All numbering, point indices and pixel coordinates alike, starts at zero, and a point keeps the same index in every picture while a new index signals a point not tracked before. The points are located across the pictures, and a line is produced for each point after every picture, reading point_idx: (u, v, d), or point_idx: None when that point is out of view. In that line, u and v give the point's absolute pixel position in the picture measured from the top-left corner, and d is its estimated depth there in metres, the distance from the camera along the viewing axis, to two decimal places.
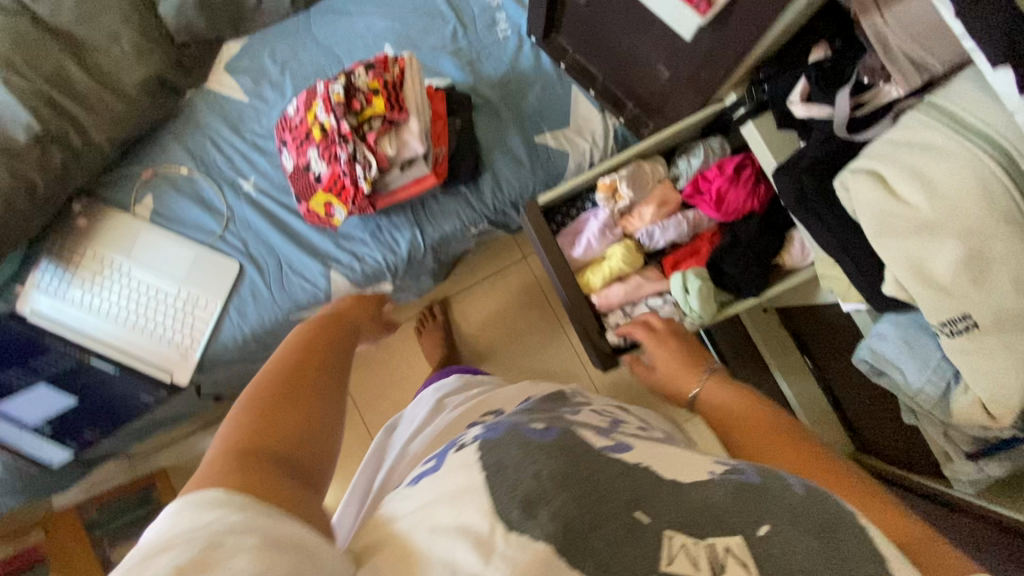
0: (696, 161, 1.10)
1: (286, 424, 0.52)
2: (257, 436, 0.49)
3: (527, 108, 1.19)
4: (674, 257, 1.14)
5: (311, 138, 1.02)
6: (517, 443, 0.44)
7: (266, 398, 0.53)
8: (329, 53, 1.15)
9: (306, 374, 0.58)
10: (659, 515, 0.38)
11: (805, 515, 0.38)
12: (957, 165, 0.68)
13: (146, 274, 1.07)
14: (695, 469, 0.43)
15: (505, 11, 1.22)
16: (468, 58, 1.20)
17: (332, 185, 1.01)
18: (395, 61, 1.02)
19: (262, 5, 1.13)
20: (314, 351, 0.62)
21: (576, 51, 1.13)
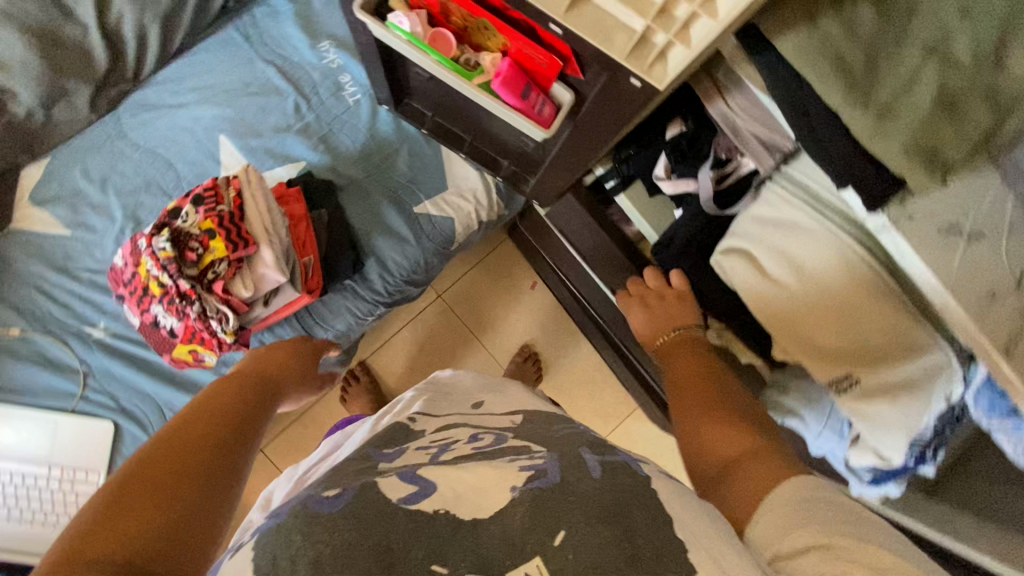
0: None
1: (171, 515, 0.38)
2: (129, 531, 0.35)
3: (398, 178, 1.00)
4: None
5: (144, 294, 0.75)
6: (301, 523, 0.38)
7: (157, 460, 0.41)
8: (155, 159, 0.95)
9: (199, 445, 0.44)
10: (456, 567, 0.35)
11: (596, 503, 0.40)
12: (818, 244, 0.61)
13: (4, 461, 0.91)
14: (498, 490, 0.42)
15: (349, 71, 0.99)
16: (320, 133, 0.98)
17: (192, 340, 0.77)
18: (228, 185, 0.76)
19: (51, 117, 0.90)
20: (212, 419, 0.48)
21: (437, 114, 0.93)
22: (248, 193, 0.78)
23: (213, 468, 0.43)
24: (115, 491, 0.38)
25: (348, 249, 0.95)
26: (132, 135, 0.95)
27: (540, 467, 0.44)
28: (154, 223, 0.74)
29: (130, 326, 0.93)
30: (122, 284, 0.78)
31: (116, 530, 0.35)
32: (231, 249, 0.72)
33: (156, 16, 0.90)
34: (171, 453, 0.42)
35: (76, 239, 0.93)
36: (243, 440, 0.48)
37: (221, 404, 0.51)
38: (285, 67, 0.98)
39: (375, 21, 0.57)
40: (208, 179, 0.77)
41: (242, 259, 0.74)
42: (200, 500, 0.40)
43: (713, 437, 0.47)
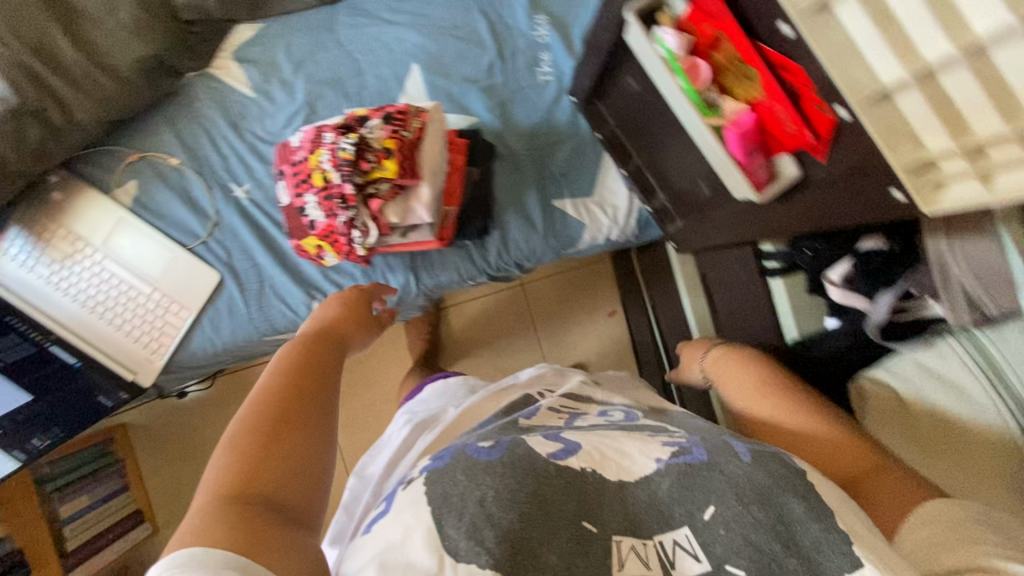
0: None
1: (279, 467, 0.51)
2: (249, 478, 0.49)
3: (553, 168, 1.00)
4: None
5: (305, 180, 0.79)
6: (462, 469, 0.50)
7: (263, 414, 0.53)
8: (350, 62, 0.99)
9: (287, 406, 0.55)
10: (605, 525, 0.47)
11: (747, 488, 0.48)
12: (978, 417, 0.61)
13: (118, 268, 0.98)
14: (645, 457, 0.54)
15: (551, 51, 1.00)
16: (501, 98, 1.00)
17: (327, 238, 0.81)
18: (417, 116, 0.78)
19: None
20: (295, 377, 0.58)
21: (618, 126, 0.91)
22: (429, 129, 0.80)
23: (302, 423, 0.54)
24: (234, 449, 0.51)
25: (481, 215, 0.98)
26: (340, 33, 0.99)
27: (686, 446, 0.55)
28: (342, 123, 0.77)
29: (266, 199, 0.98)
30: (289, 163, 0.83)
31: (246, 477, 0.49)
32: (399, 175, 0.75)
33: None
34: (267, 415, 0.53)
35: (255, 104, 0.99)
36: (322, 388, 0.59)
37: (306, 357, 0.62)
38: (496, 25, 1.00)
39: (642, 26, 0.57)
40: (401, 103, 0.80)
41: (403, 188, 0.77)
42: (295, 450, 0.52)
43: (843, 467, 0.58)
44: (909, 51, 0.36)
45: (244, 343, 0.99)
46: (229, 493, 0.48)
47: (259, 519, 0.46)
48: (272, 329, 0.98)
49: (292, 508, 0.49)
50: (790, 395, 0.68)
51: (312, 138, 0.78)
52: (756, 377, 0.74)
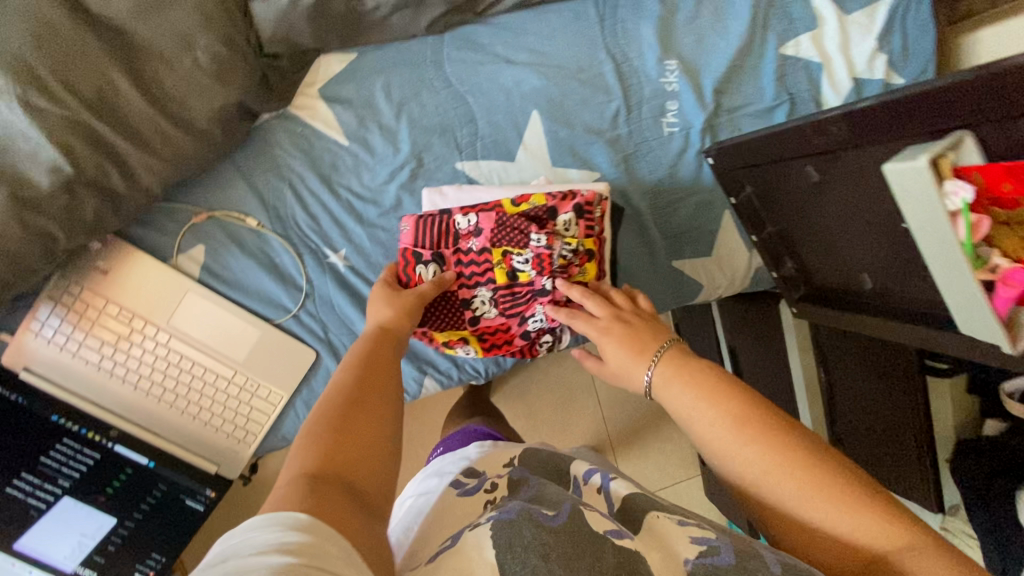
0: None
1: (351, 453, 0.46)
2: (322, 463, 0.44)
3: (674, 228, 0.95)
4: None
5: (480, 274, 0.73)
6: (531, 528, 0.47)
7: (345, 393, 0.51)
8: (461, 107, 0.86)
9: (357, 394, 0.51)
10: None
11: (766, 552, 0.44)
12: None
13: (189, 348, 0.82)
14: (675, 554, 0.48)
15: (680, 100, 0.92)
16: (625, 152, 0.91)
17: (486, 334, 0.78)
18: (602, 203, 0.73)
19: (388, 20, 0.78)
20: (364, 367, 0.55)
21: (758, 198, 0.87)
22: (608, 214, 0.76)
23: (375, 412, 0.50)
24: (314, 433, 0.47)
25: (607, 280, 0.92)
26: (449, 70, 0.85)
27: (714, 545, 0.47)
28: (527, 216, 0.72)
29: (368, 266, 0.85)
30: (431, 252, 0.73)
31: (328, 450, 0.45)
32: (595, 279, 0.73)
33: None
34: (338, 399, 0.50)
35: (348, 151, 0.83)
36: (392, 375, 0.57)
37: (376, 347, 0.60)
38: (622, 68, 0.90)
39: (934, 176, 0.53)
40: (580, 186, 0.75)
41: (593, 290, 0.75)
42: (366, 441, 0.48)
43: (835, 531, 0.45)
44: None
45: None
46: (308, 470, 0.43)
47: (332, 500, 0.41)
48: None
49: (364, 491, 0.45)
50: (775, 441, 0.47)
51: (497, 234, 0.70)
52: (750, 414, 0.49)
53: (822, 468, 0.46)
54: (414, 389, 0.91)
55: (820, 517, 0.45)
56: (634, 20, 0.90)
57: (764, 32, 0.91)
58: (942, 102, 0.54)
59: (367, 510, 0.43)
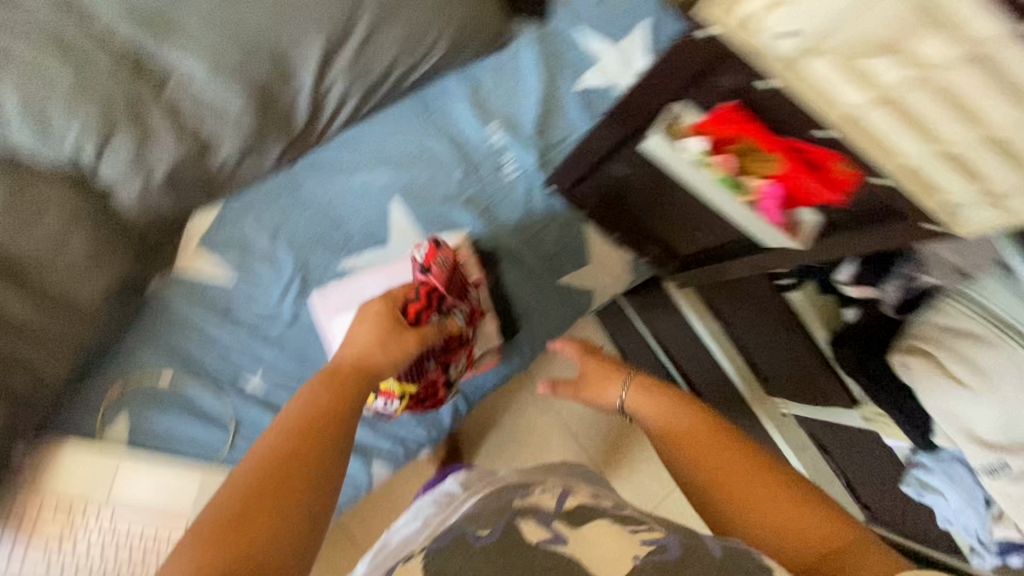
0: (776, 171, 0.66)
1: (264, 538, 0.49)
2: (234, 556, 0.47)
3: (548, 253, 1.07)
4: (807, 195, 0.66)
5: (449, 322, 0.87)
6: (466, 554, 0.50)
7: (267, 479, 0.52)
8: (326, 218, 0.97)
9: (283, 462, 0.54)
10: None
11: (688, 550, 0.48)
12: (1002, 362, 0.72)
13: (134, 515, 0.85)
14: (624, 550, 0.50)
15: (511, 151, 1.07)
16: (481, 206, 1.05)
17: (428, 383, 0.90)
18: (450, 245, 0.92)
19: (238, 170, 0.90)
20: (302, 427, 0.58)
21: (600, 204, 1.01)
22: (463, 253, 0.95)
23: (299, 484, 0.53)
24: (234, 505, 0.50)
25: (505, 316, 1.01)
26: (306, 192, 0.97)
27: (662, 543, 0.52)
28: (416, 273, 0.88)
29: (287, 380, 0.91)
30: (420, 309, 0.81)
31: (234, 556, 0.47)
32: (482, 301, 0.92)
33: (361, 89, 0.94)
34: (258, 487, 0.52)
35: (239, 288, 0.92)
36: (327, 445, 0.57)
37: (312, 410, 0.60)
38: (453, 142, 1.05)
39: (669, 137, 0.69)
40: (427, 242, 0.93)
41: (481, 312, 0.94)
42: (282, 523, 0.50)
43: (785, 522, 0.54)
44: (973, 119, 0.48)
45: None
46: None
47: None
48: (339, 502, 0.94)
49: None
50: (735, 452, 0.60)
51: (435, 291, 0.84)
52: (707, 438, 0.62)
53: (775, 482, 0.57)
54: (367, 477, 0.95)
55: (770, 516, 0.55)
56: (449, 104, 1.07)
57: (557, 78, 1.10)
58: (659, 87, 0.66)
59: None
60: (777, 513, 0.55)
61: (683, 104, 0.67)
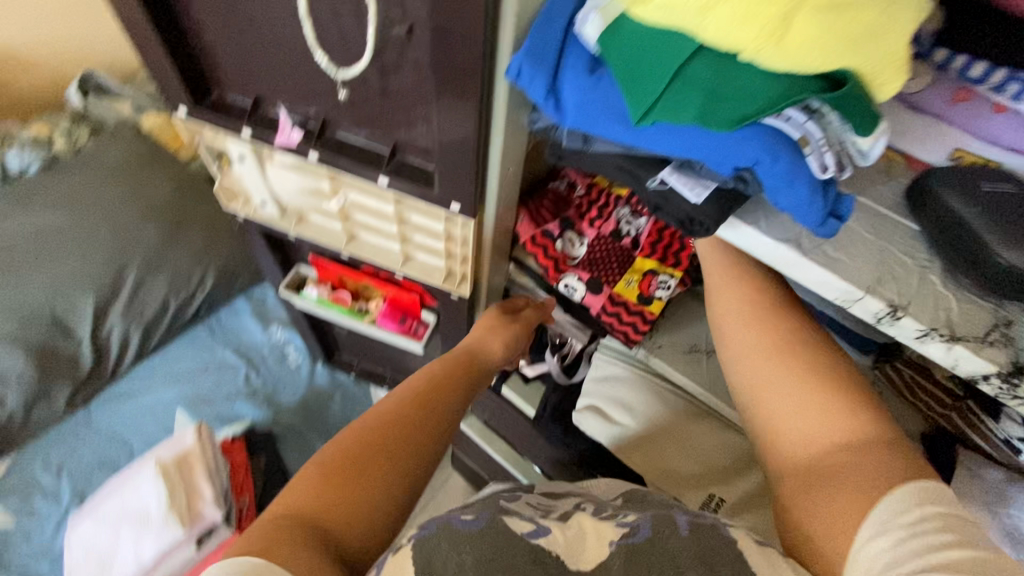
0: (375, 289, 0.81)
1: (373, 466, 0.45)
2: (344, 498, 0.43)
3: (332, 419, 1.19)
4: (401, 299, 0.80)
5: (593, 240, 0.63)
6: None
7: (389, 423, 0.48)
8: (116, 440, 1.13)
9: (442, 407, 0.52)
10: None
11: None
12: (642, 393, 0.77)
13: None
14: (594, 537, 0.41)
15: (292, 343, 1.25)
16: (265, 394, 1.19)
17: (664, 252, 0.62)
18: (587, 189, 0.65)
19: (29, 418, 1.04)
20: (447, 386, 0.54)
21: (360, 360, 1.16)
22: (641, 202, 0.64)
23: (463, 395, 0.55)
24: (350, 431, 0.48)
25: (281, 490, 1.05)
26: (97, 422, 1.13)
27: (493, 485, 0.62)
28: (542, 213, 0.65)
29: None
30: (548, 211, 0.65)
31: (343, 494, 0.43)
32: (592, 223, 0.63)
33: (139, 325, 1.13)
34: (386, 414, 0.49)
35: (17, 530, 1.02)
36: (449, 421, 0.52)
37: (440, 386, 0.54)
38: (241, 347, 1.24)
39: (293, 292, 0.84)
40: (552, 204, 0.65)
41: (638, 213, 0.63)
42: (406, 461, 0.47)
43: (810, 421, 0.45)
44: (389, 218, 0.63)
45: None
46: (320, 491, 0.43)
47: (287, 537, 0.39)
48: None
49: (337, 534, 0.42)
50: (802, 373, 0.47)
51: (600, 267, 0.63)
52: (761, 307, 0.51)
53: (811, 357, 0.48)
54: None
55: (798, 402, 0.46)
56: (239, 317, 1.29)
57: None
58: (275, 258, 0.82)
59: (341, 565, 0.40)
60: (810, 408, 0.46)
61: (305, 265, 0.84)
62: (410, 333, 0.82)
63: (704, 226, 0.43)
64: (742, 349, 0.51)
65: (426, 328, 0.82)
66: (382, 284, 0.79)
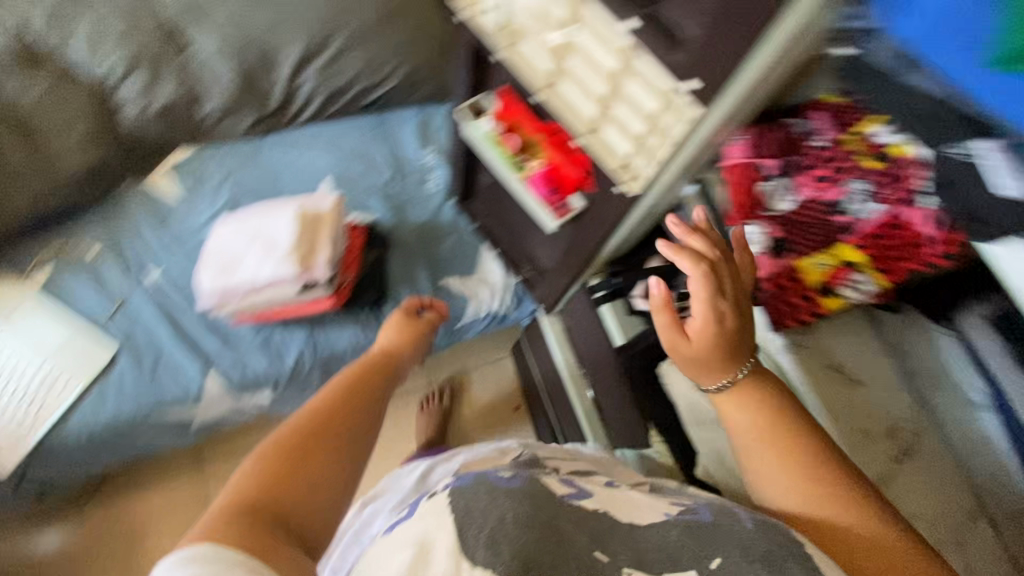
0: (544, 148, 0.77)
1: (319, 460, 0.51)
2: (287, 488, 0.48)
3: (439, 254, 1.20)
4: (562, 170, 0.75)
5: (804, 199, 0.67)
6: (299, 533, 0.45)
7: (313, 427, 0.53)
8: (269, 175, 1.23)
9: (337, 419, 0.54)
10: (617, 554, 0.43)
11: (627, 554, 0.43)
12: None
13: (10, 344, 1.05)
14: (653, 512, 0.49)
15: (436, 171, 1.26)
16: (396, 203, 1.23)
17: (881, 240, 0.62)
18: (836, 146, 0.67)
19: (220, 122, 1.20)
20: (358, 396, 0.60)
21: (487, 217, 1.16)
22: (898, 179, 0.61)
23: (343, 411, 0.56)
24: (258, 459, 0.50)
25: (374, 287, 1.12)
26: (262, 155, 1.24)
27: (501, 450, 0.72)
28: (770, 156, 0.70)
29: (179, 282, 1.12)
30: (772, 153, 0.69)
31: (284, 484, 0.48)
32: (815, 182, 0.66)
33: (326, 89, 1.21)
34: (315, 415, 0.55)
35: (176, 205, 1.20)
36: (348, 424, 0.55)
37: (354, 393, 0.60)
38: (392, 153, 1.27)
39: (468, 114, 0.81)
40: (784, 150, 0.70)
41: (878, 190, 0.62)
42: (341, 455, 0.52)
43: (840, 526, 0.47)
44: (602, 75, 0.57)
45: (124, 418, 1.03)
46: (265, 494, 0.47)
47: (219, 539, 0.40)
48: (159, 401, 1.03)
49: (294, 522, 0.46)
50: (821, 474, 0.50)
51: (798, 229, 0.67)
52: (772, 417, 0.54)
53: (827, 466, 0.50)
54: (198, 386, 1.04)
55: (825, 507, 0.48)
56: (402, 125, 1.29)
57: None
58: (470, 75, 0.80)
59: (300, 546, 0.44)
60: (839, 511, 0.48)
61: (490, 97, 0.81)
62: (551, 207, 0.76)
63: (1001, 223, 0.38)
64: (753, 447, 0.53)
65: (569, 212, 0.76)
66: (552, 147, 0.74)
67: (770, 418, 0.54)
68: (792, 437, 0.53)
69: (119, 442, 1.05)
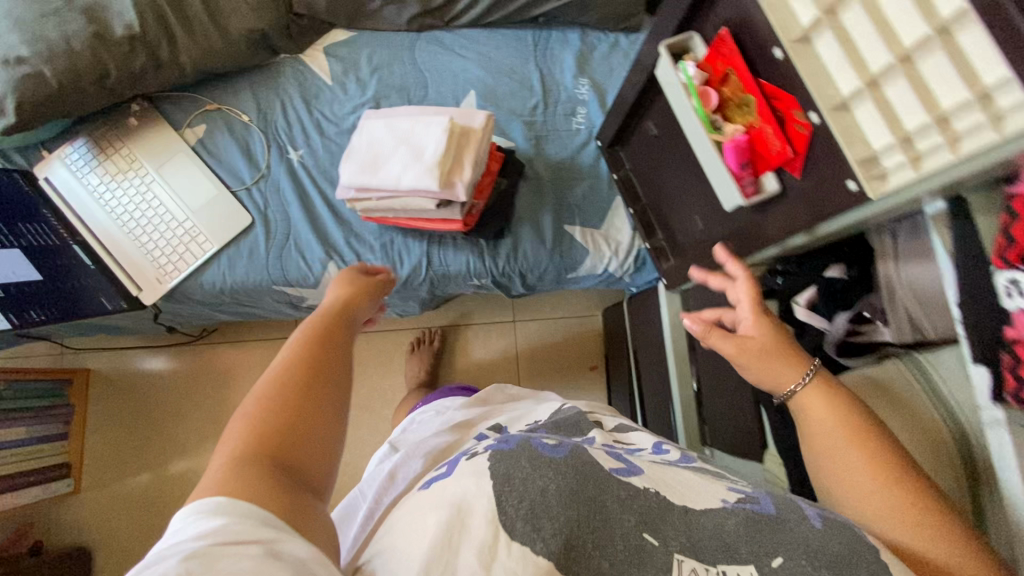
0: (751, 111, 0.65)
1: (308, 408, 0.46)
2: (278, 437, 0.43)
3: (570, 198, 1.13)
4: (765, 142, 0.63)
5: None
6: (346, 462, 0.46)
7: (291, 373, 0.47)
8: (419, 75, 1.18)
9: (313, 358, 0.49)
10: (667, 540, 0.44)
11: (665, 523, 0.46)
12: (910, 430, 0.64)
13: (162, 191, 1.13)
14: (708, 495, 0.48)
15: (588, 107, 1.16)
16: (538, 133, 1.15)
17: None
18: None
19: (382, 9, 1.15)
20: (331, 332, 0.54)
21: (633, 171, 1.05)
22: None
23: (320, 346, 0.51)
24: (240, 421, 0.44)
25: (500, 218, 1.08)
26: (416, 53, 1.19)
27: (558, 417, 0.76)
28: None
29: (318, 167, 1.13)
30: None
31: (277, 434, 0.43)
32: None
33: None
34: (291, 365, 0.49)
35: (325, 88, 1.19)
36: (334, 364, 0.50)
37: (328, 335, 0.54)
38: (547, 77, 1.18)
39: (670, 59, 0.72)
40: None
41: None
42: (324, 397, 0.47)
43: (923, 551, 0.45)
44: (891, 39, 0.45)
45: (249, 284, 1.09)
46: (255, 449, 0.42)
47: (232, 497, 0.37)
48: (282, 277, 1.08)
49: (300, 470, 0.43)
50: (909, 498, 0.47)
51: None
52: (862, 437, 0.51)
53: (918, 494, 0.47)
54: (318, 272, 1.08)
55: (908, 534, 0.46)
56: (564, 50, 1.19)
57: None
58: (684, 10, 0.69)
59: (308, 492, 0.42)
60: (922, 538, 0.45)
61: (701, 41, 0.70)
62: (738, 183, 0.67)
63: None
64: (836, 466, 0.51)
65: (756, 193, 0.66)
66: (762, 112, 0.63)
67: (860, 441, 0.51)
68: (881, 461, 0.49)
69: (240, 304, 1.12)
